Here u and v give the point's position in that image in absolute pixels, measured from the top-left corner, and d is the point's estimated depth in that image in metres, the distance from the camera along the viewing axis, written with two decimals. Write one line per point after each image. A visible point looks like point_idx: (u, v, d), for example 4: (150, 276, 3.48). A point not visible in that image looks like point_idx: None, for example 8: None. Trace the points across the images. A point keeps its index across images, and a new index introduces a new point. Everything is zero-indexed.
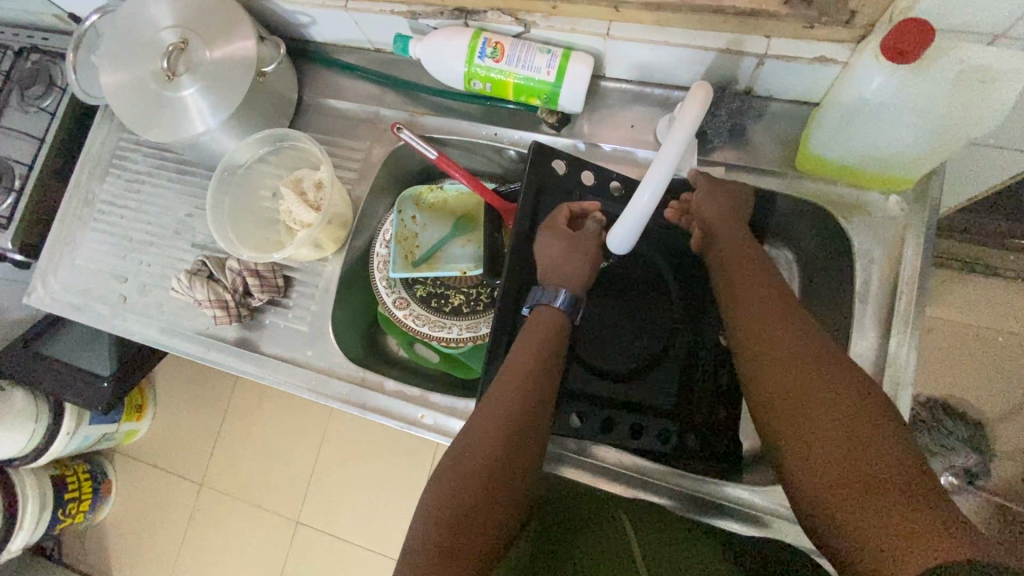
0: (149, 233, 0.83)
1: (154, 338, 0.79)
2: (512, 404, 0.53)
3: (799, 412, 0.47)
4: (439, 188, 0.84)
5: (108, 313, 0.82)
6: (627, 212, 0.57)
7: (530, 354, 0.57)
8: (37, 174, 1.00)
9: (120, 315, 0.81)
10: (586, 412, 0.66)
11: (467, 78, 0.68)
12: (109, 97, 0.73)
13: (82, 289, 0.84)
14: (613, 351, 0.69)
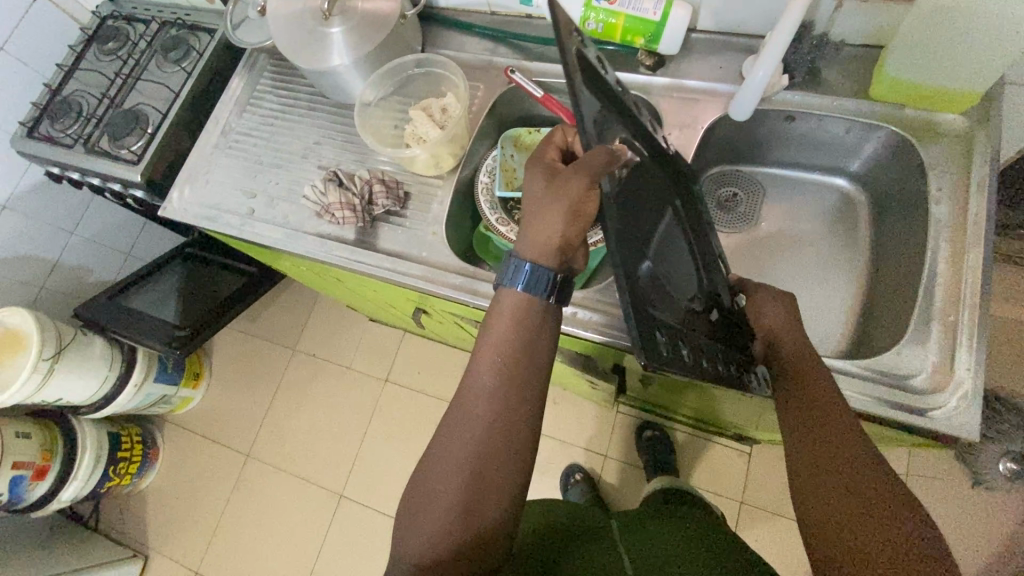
0: (279, 158, 0.95)
1: (281, 242, 0.88)
2: (477, 426, 0.60)
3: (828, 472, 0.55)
4: (537, 130, 0.92)
5: (237, 222, 0.91)
6: (748, 86, 0.73)
7: (488, 371, 0.61)
8: (171, 119, 1.13)
9: (248, 223, 0.91)
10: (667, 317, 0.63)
11: (582, 19, 0.80)
12: (274, 30, 0.87)
13: (215, 202, 0.94)
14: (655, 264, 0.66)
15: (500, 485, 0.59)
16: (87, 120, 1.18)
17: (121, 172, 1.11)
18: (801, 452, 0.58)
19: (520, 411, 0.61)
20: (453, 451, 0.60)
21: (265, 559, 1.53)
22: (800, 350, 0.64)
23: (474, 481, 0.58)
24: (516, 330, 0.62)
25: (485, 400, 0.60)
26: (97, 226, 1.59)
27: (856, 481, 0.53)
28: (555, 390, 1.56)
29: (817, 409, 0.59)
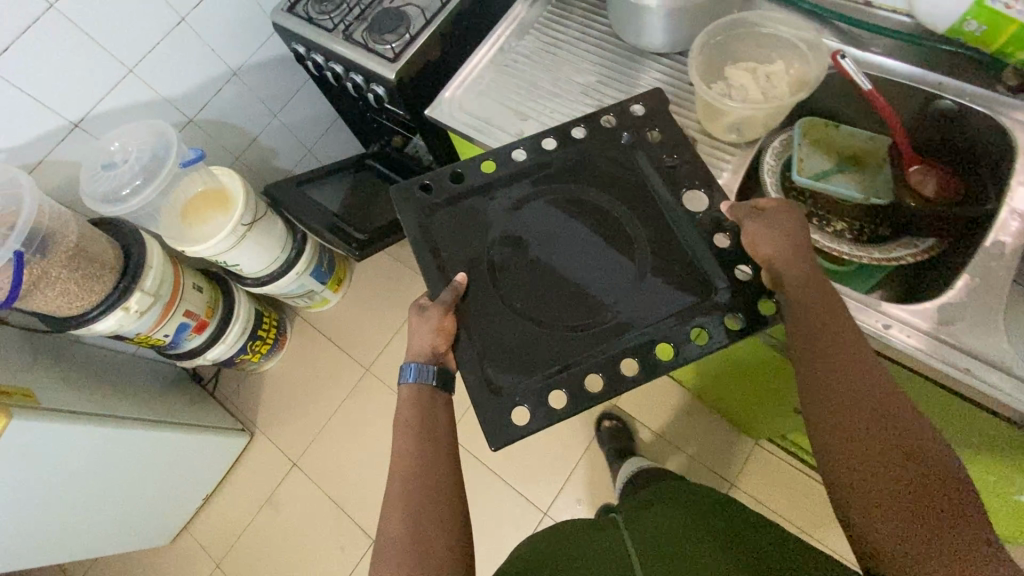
0: (557, 88, 0.93)
1: None
2: (403, 494, 0.67)
3: (856, 421, 0.57)
4: (836, 126, 0.85)
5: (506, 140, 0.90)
6: None
7: (403, 446, 0.71)
8: (434, 27, 1.13)
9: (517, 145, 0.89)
10: (552, 392, 0.72)
11: (962, 18, 0.73)
12: None
13: (485, 116, 0.93)
14: (539, 262, 0.80)
15: (439, 526, 0.66)
16: (351, 9, 1.20)
17: (377, 66, 1.13)
18: (813, 389, 0.61)
19: (432, 472, 0.69)
20: (395, 521, 0.66)
21: (361, 473, 1.56)
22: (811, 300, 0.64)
23: (418, 528, 0.65)
24: (415, 409, 0.73)
25: (407, 467, 0.69)
26: (295, 114, 1.65)
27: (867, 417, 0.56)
28: (688, 399, 1.49)
29: (840, 357, 0.60)
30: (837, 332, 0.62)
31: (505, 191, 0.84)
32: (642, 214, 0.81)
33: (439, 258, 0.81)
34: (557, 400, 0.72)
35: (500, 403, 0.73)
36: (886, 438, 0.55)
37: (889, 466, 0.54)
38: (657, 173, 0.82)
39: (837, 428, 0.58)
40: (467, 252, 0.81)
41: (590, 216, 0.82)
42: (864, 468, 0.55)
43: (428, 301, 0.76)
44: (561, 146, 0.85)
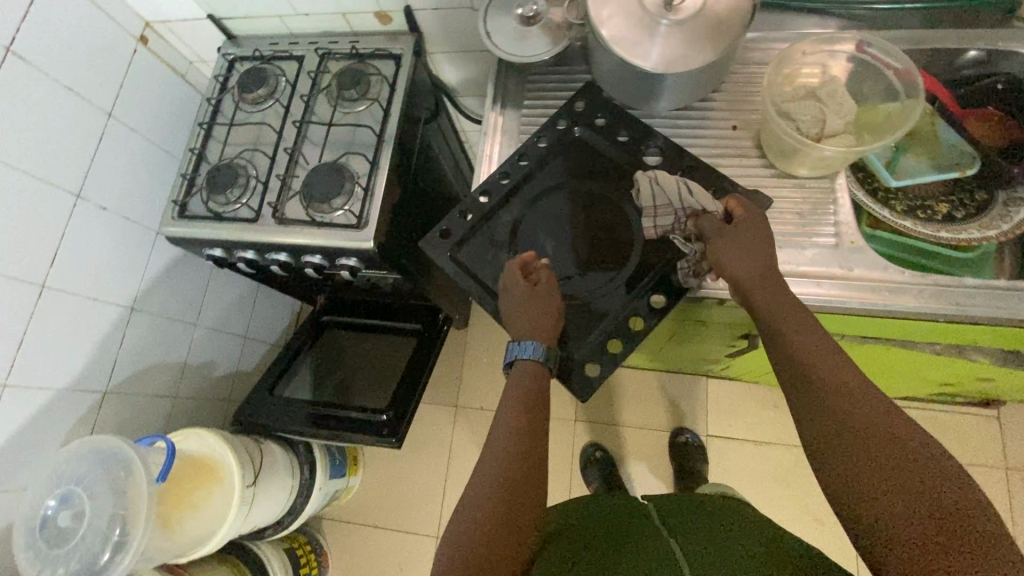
0: (601, 181, 0.78)
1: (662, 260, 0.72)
2: (507, 441, 0.62)
3: (862, 445, 0.51)
4: None
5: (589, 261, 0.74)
6: None
7: (521, 388, 0.65)
8: (385, 168, 0.93)
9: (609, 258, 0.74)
10: (608, 341, 0.68)
11: None
12: (613, 39, 0.71)
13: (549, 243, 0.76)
14: (555, 264, 0.74)
15: (535, 476, 0.61)
16: (266, 185, 0.95)
17: (341, 238, 0.90)
18: (820, 425, 0.54)
19: (537, 428, 0.64)
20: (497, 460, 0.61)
21: None
22: (779, 306, 0.62)
23: (520, 465, 0.61)
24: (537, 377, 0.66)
25: (518, 419, 0.63)
26: (215, 310, 1.33)
27: (871, 446, 0.51)
28: (771, 394, 1.42)
29: (837, 378, 0.56)
30: (836, 354, 0.58)
31: (519, 191, 0.79)
32: (626, 189, 0.77)
33: (478, 279, 0.75)
34: (590, 368, 0.68)
35: (566, 371, 0.68)
36: (896, 466, 0.49)
37: (903, 494, 0.48)
38: (620, 149, 0.78)
39: (864, 481, 0.50)
40: (501, 271, 0.75)
41: (588, 194, 0.78)
42: (878, 498, 0.49)
43: (529, 284, 0.69)
44: (559, 131, 0.81)
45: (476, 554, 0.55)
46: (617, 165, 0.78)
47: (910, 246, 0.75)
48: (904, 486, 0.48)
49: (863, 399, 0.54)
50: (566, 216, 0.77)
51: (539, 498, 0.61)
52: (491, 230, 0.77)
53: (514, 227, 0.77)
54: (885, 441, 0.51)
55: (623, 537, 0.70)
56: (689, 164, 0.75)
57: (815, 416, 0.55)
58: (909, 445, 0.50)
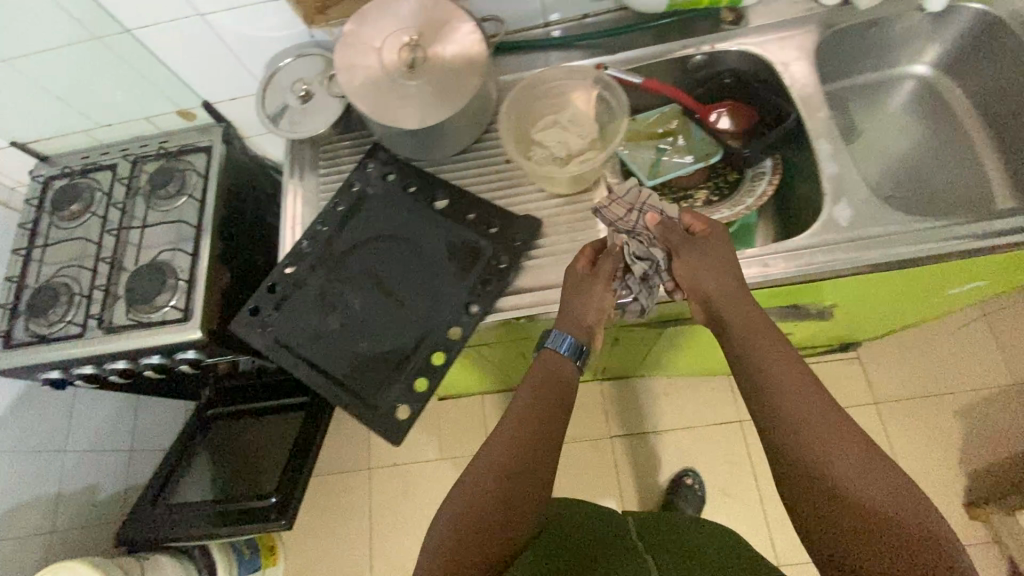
0: (397, 227, 0.82)
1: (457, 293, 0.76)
2: (503, 450, 0.64)
3: (830, 469, 0.55)
4: (635, 119, 0.92)
5: (393, 306, 0.77)
6: None
7: (529, 391, 0.67)
8: (206, 257, 0.94)
9: (410, 300, 0.77)
10: (414, 380, 0.72)
11: None
12: (364, 103, 0.77)
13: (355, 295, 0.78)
14: (361, 315, 0.77)
15: (532, 489, 0.62)
16: (90, 298, 0.95)
17: (169, 335, 0.90)
18: (788, 446, 0.57)
19: (545, 447, 0.64)
20: (490, 462, 0.63)
21: None
22: (754, 326, 0.64)
23: (507, 477, 0.62)
24: (546, 386, 0.67)
25: (514, 428, 0.65)
26: (86, 432, 1.28)
27: (849, 488, 0.54)
28: (661, 384, 1.50)
29: (810, 403, 0.59)
30: (810, 383, 0.60)
31: (320, 254, 0.82)
32: (419, 230, 0.81)
33: (289, 346, 0.76)
34: (400, 411, 0.71)
35: (378, 418, 0.71)
36: (862, 491, 0.54)
37: (869, 516, 0.53)
38: (409, 196, 0.83)
39: (833, 503, 0.54)
40: (310, 333, 0.77)
41: (386, 242, 0.81)
42: (841, 524, 0.53)
43: (579, 277, 0.72)
44: (352, 191, 0.85)
45: (472, 532, 0.59)
46: (408, 209, 0.82)
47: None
48: (870, 510, 0.53)
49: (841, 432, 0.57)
50: (370, 267, 0.80)
51: (533, 496, 0.62)
52: (296, 296, 0.79)
53: (319, 288, 0.79)
54: (853, 466, 0.55)
55: (605, 542, 0.79)
56: (471, 204, 0.82)
57: (788, 447, 0.58)
58: (874, 469, 0.55)
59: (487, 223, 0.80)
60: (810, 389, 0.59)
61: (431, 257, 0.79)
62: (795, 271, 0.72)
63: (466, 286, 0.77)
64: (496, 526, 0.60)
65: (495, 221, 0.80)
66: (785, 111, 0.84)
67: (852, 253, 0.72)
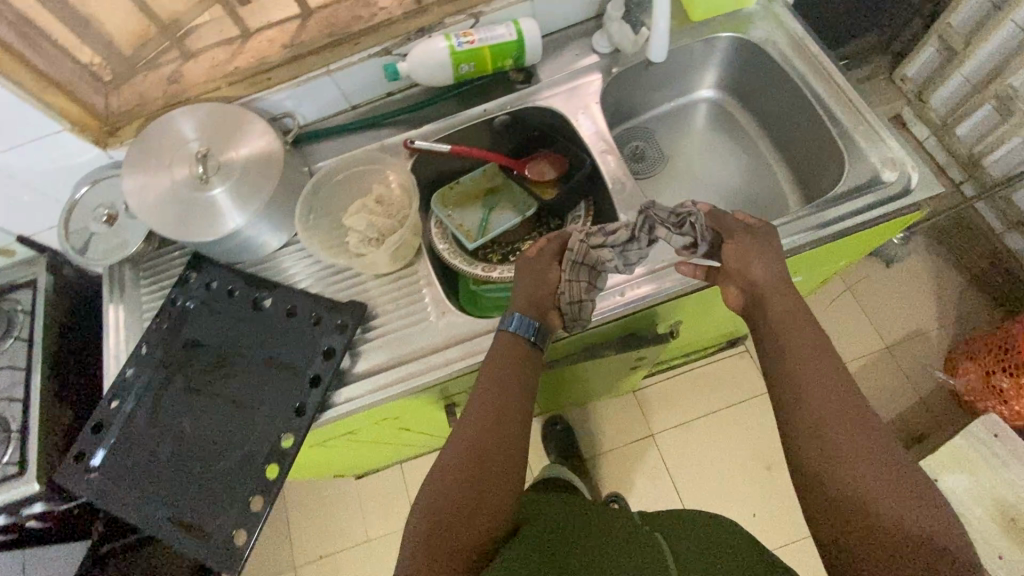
0: (224, 336, 0.79)
1: (287, 395, 0.74)
2: (482, 432, 0.65)
3: (846, 441, 0.59)
4: (456, 183, 0.94)
5: (223, 423, 0.74)
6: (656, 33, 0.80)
7: (509, 370, 0.69)
8: (39, 400, 0.89)
9: (240, 412, 0.74)
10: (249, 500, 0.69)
11: (455, 67, 0.85)
12: (159, 223, 0.76)
13: (185, 418, 0.75)
14: (191, 439, 0.74)
15: (506, 472, 0.63)
16: None
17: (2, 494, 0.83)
18: (810, 418, 0.61)
19: (512, 428, 0.66)
20: (472, 442, 0.65)
21: None
22: (784, 316, 0.67)
23: (481, 456, 0.63)
24: (514, 366, 0.69)
25: (497, 409, 0.67)
26: None
27: (857, 456, 0.58)
28: (575, 414, 1.51)
29: (836, 380, 0.63)
30: (834, 364, 0.64)
31: (147, 380, 0.78)
32: (245, 336, 0.79)
33: (118, 488, 0.72)
34: (238, 536, 0.68)
35: (216, 548, 0.68)
36: (873, 461, 0.58)
37: (876, 484, 0.56)
38: (235, 303, 0.82)
39: (848, 470, 0.58)
40: (140, 469, 0.73)
41: (212, 354, 0.78)
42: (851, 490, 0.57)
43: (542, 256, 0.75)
44: (177, 307, 0.83)
45: (449, 519, 0.60)
46: (234, 317, 0.81)
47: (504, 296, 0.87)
48: (879, 475, 0.57)
49: (838, 393, 0.62)
50: (198, 384, 0.77)
51: (509, 486, 0.63)
52: (123, 430, 0.76)
53: (147, 418, 0.76)
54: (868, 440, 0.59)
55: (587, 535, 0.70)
56: (294, 297, 0.81)
57: (807, 419, 0.61)
58: (884, 446, 0.59)
59: (311, 314, 0.79)
60: (835, 370, 0.63)
61: (259, 362, 0.77)
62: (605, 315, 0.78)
63: (294, 386, 0.74)
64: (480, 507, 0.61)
65: (320, 311, 0.79)
66: (581, 157, 0.90)
67: (657, 283, 0.79)
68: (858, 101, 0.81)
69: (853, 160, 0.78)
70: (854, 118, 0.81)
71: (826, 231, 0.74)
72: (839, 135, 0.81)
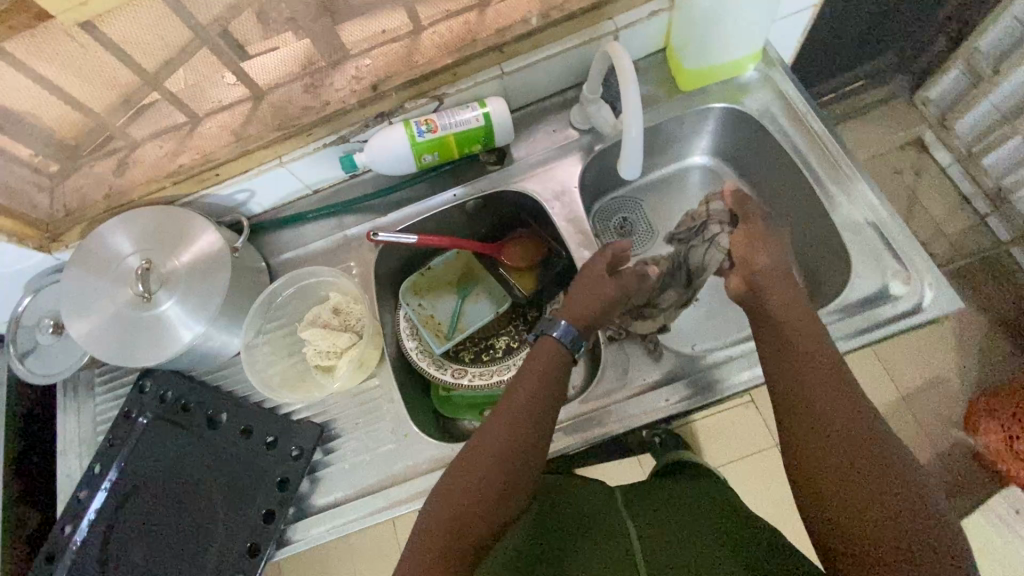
0: (175, 458, 0.75)
1: (238, 533, 0.70)
2: (503, 431, 0.59)
3: (834, 421, 0.54)
4: (428, 268, 0.86)
5: (173, 561, 0.70)
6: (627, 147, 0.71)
7: (532, 373, 0.63)
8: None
9: (188, 551, 0.70)
10: None
11: (416, 156, 0.78)
12: (103, 349, 0.71)
13: (135, 552, 0.71)
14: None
15: (517, 476, 0.57)
16: None
17: None
18: (790, 399, 0.57)
19: (534, 429, 0.60)
20: (494, 441, 0.58)
21: None
22: (786, 299, 0.63)
23: (506, 458, 0.57)
24: (538, 369, 0.63)
25: (524, 408, 0.60)
26: None
27: (835, 430, 0.54)
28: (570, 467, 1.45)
29: (818, 358, 0.58)
30: (816, 339, 0.59)
31: (97, 504, 0.75)
32: (195, 460, 0.74)
33: None
34: None
35: None
36: (865, 440, 0.52)
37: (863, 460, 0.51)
38: (185, 419, 0.77)
39: (831, 450, 0.53)
40: None
41: (163, 480, 0.74)
42: (842, 464, 0.52)
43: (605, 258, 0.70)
44: (128, 421, 0.78)
45: (454, 520, 0.54)
46: (183, 436, 0.76)
47: (476, 401, 0.81)
48: (869, 453, 0.52)
49: (830, 373, 0.57)
50: (149, 513, 0.73)
51: (522, 486, 0.57)
52: (71, 561, 0.72)
53: (95, 549, 0.72)
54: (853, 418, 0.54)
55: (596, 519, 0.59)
56: (248, 415, 0.75)
57: (791, 399, 0.57)
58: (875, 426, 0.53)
59: (265, 436, 0.74)
60: (819, 349, 0.59)
61: (209, 492, 0.72)
62: (593, 436, 0.71)
63: (246, 522, 0.70)
64: (492, 510, 0.55)
65: (275, 435, 0.74)
66: (555, 250, 0.83)
67: (649, 401, 0.72)
68: (865, 191, 0.73)
69: (855, 240, 0.72)
70: (858, 210, 0.73)
71: (859, 341, 0.66)
72: (843, 229, 0.73)
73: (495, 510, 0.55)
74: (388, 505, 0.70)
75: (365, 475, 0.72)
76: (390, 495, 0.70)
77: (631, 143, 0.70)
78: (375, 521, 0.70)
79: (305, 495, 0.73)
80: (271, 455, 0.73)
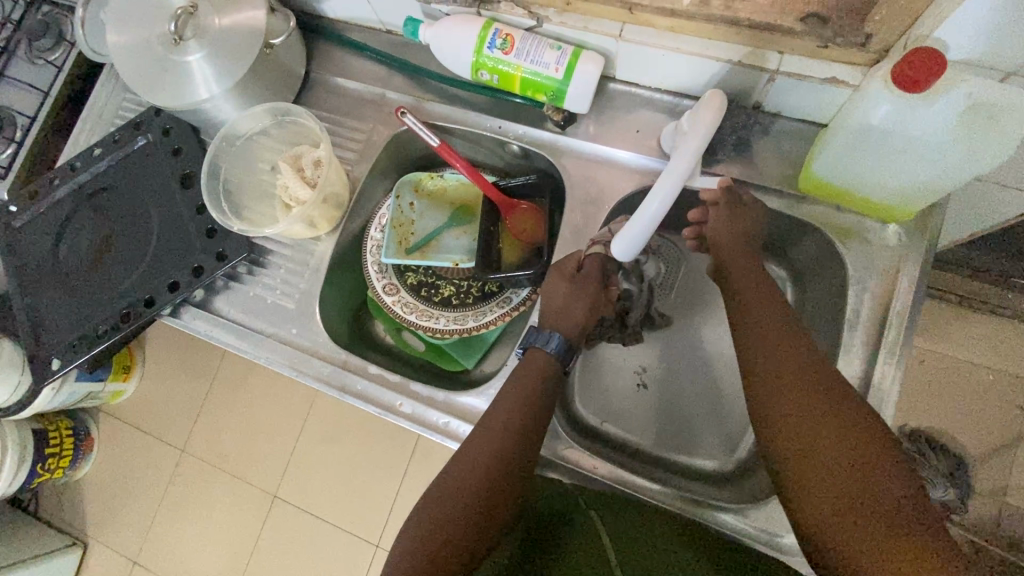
0: (147, 189, 0.82)
1: (148, 282, 0.78)
2: (478, 464, 0.56)
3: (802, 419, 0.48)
4: (439, 176, 0.81)
5: (102, 265, 0.80)
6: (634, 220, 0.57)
7: (511, 400, 0.59)
8: (39, 126, 0.98)
9: (114, 266, 0.80)
10: (76, 339, 0.78)
11: (475, 69, 0.68)
12: (124, 66, 0.73)
13: (85, 237, 0.82)
14: (78, 257, 0.82)
15: (495, 506, 0.55)
16: None
17: None
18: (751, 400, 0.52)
19: (509, 459, 0.56)
20: (468, 478, 0.55)
21: (198, 556, 1.53)
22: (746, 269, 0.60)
23: (484, 495, 0.54)
24: (521, 394, 0.59)
25: (501, 438, 0.57)
26: None
27: (800, 427, 0.48)
28: None
29: (784, 342, 0.52)
30: (779, 314, 0.55)
31: (82, 181, 0.84)
32: (158, 202, 0.81)
33: (23, 253, 0.84)
34: (54, 361, 0.78)
35: (41, 355, 0.79)
36: (840, 439, 0.46)
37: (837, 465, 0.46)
38: (170, 163, 0.82)
39: (805, 458, 0.47)
40: (41, 252, 0.83)
41: (130, 198, 0.82)
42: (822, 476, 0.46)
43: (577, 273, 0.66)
44: (134, 132, 0.84)
45: (435, 558, 0.51)
46: (163, 175, 0.81)
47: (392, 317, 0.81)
48: (849, 458, 0.46)
49: (789, 363, 0.51)
50: (109, 216, 0.82)
51: (498, 515, 0.55)
52: (47, 210, 0.84)
53: (65, 214, 0.84)
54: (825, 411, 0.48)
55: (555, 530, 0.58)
56: None
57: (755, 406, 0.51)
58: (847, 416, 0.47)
59: (210, 224, 0.77)
60: (779, 328, 0.54)
61: (151, 234, 0.80)
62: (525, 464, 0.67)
63: (157, 278, 0.77)
64: (469, 546, 0.53)
65: (216, 229, 0.77)
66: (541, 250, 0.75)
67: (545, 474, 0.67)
68: None
69: None
70: None
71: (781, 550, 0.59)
72: None
73: (471, 547, 0.53)
74: (255, 350, 0.75)
75: (258, 313, 0.76)
76: (261, 343, 0.75)
77: (642, 217, 0.56)
78: (239, 353, 0.75)
79: (213, 290, 0.78)
80: (203, 243, 0.77)
